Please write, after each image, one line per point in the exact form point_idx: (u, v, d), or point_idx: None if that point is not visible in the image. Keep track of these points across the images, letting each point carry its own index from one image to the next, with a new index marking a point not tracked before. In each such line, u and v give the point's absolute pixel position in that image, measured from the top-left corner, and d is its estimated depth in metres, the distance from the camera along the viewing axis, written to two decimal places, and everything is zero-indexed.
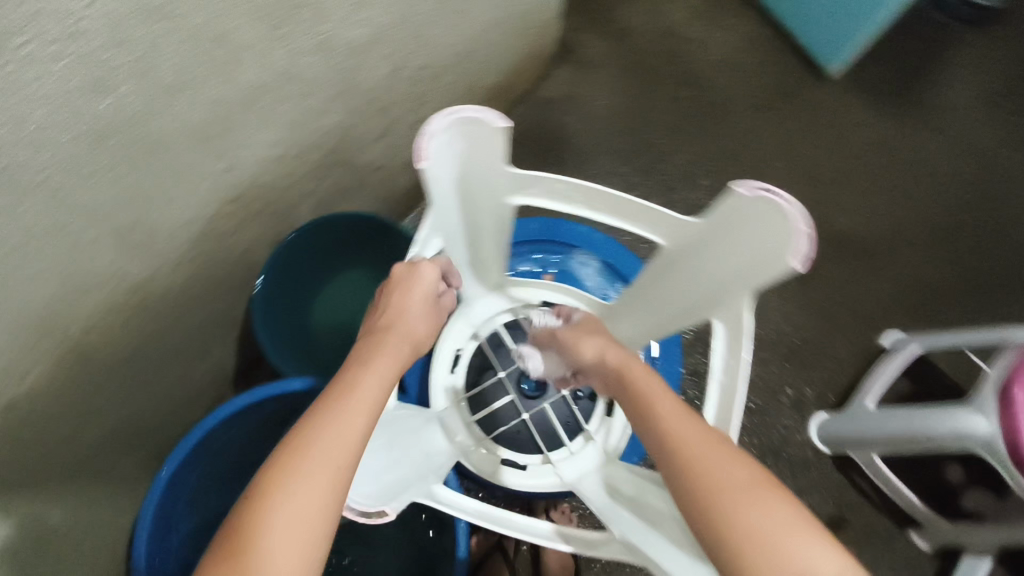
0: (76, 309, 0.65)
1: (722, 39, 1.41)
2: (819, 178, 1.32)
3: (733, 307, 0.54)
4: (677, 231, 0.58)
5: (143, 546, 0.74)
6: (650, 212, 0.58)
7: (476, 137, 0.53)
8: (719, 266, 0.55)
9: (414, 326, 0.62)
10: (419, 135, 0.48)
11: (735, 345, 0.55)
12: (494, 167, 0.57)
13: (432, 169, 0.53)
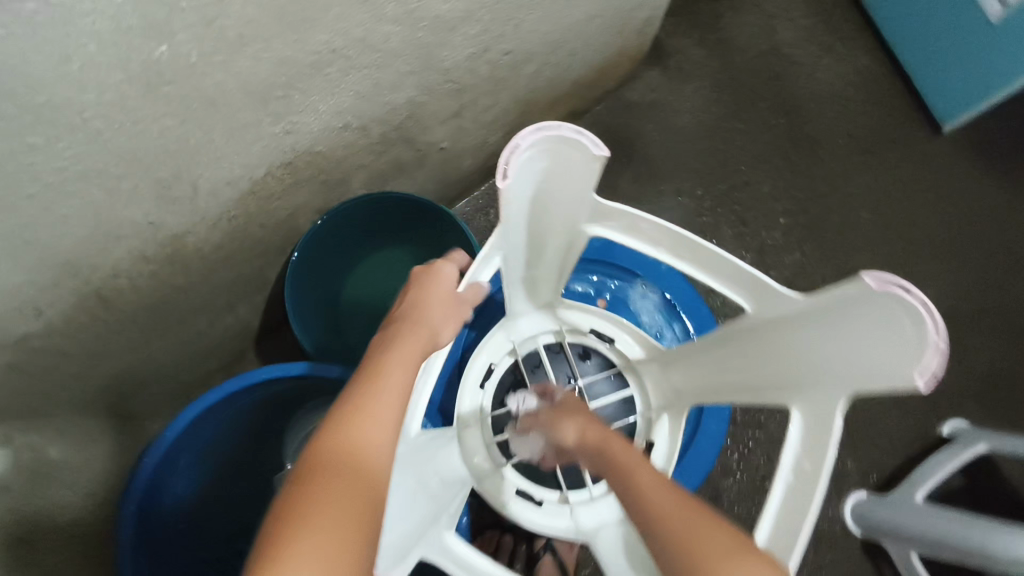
0: (102, 255, 0.61)
1: (830, 70, 1.30)
2: (908, 238, 1.21)
3: (821, 403, 0.49)
4: (763, 300, 0.53)
5: (133, 508, 0.70)
6: (736, 273, 0.53)
7: (564, 159, 0.49)
8: (810, 352, 0.49)
9: (445, 313, 0.55)
10: (507, 148, 0.44)
11: (816, 447, 0.47)
12: (575, 193, 0.53)
13: (512, 188, 0.48)
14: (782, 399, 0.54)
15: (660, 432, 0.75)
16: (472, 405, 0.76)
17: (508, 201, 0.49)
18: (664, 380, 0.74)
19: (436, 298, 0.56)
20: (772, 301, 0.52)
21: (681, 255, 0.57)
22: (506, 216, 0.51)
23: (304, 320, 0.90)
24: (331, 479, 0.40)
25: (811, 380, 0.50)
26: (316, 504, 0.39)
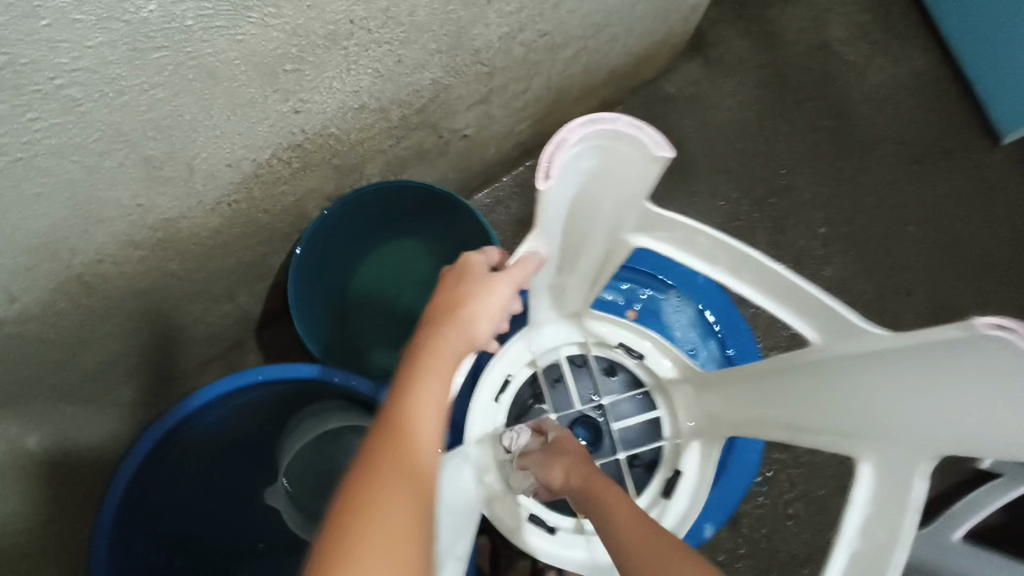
0: (82, 237, 0.54)
1: (883, 71, 1.21)
2: (956, 256, 1.12)
3: (900, 465, 0.42)
4: (836, 333, 0.46)
5: (110, 513, 0.65)
6: (809, 300, 0.47)
7: (618, 157, 0.44)
8: (890, 402, 0.42)
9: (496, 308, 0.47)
10: (552, 143, 0.39)
11: (891, 514, 0.41)
12: (627, 195, 0.47)
13: (553, 188, 0.43)
14: (844, 450, 0.47)
15: (690, 461, 0.68)
16: (485, 420, 0.71)
17: (547, 201, 0.44)
18: (698, 404, 0.68)
19: (469, 293, 0.46)
20: (847, 335, 0.45)
21: (741, 275, 0.51)
22: (543, 217, 0.46)
23: (308, 315, 0.84)
24: (357, 535, 0.34)
25: (888, 433, 0.43)
26: (343, 566, 0.33)
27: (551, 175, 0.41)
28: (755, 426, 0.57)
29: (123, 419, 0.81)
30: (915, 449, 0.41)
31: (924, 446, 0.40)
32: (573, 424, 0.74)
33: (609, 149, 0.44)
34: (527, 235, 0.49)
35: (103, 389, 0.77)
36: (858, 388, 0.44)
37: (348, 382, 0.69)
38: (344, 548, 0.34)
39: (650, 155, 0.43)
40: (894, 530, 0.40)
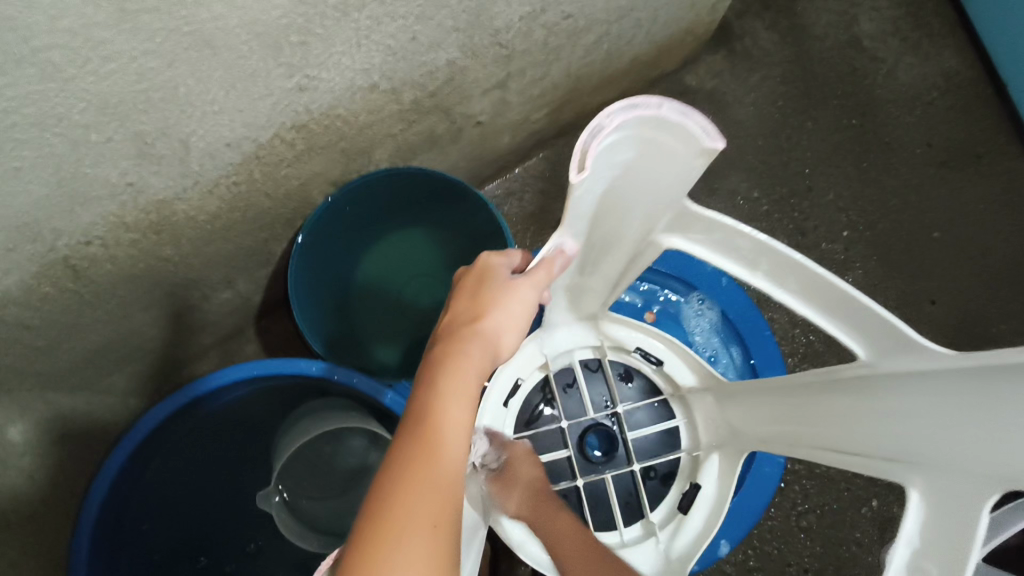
0: (67, 217, 0.50)
1: (913, 69, 1.14)
2: (985, 265, 1.05)
3: (955, 493, 0.38)
4: (887, 347, 0.43)
5: (92, 509, 0.62)
6: (858, 310, 0.44)
7: (658, 149, 0.41)
8: (945, 422, 0.38)
9: (514, 310, 0.46)
10: (590, 131, 0.37)
11: (947, 550, 0.37)
12: (665, 192, 0.44)
13: (589, 180, 0.41)
14: (889, 473, 0.43)
15: (709, 472, 0.66)
16: (494, 425, 0.70)
17: (581, 194, 0.42)
18: (720, 415, 0.64)
19: (496, 295, 0.46)
20: (897, 349, 0.42)
21: (783, 281, 0.47)
22: (575, 211, 0.44)
23: (308, 305, 0.80)
24: (388, 534, 0.34)
25: (934, 458, 0.39)
26: None
27: (586, 167, 0.39)
28: (783, 443, 0.53)
29: (113, 410, 0.77)
30: (968, 476, 0.37)
31: (971, 470, 0.37)
32: (586, 432, 0.74)
33: (650, 140, 0.41)
34: (558, 229, 0.46)
35: (92, 377, 0.73)
36: (899, 409, 0.41)
37: (349, 380, 0.65)
38: (375, 548, 0.34)
39: (698, 146, 0.39)
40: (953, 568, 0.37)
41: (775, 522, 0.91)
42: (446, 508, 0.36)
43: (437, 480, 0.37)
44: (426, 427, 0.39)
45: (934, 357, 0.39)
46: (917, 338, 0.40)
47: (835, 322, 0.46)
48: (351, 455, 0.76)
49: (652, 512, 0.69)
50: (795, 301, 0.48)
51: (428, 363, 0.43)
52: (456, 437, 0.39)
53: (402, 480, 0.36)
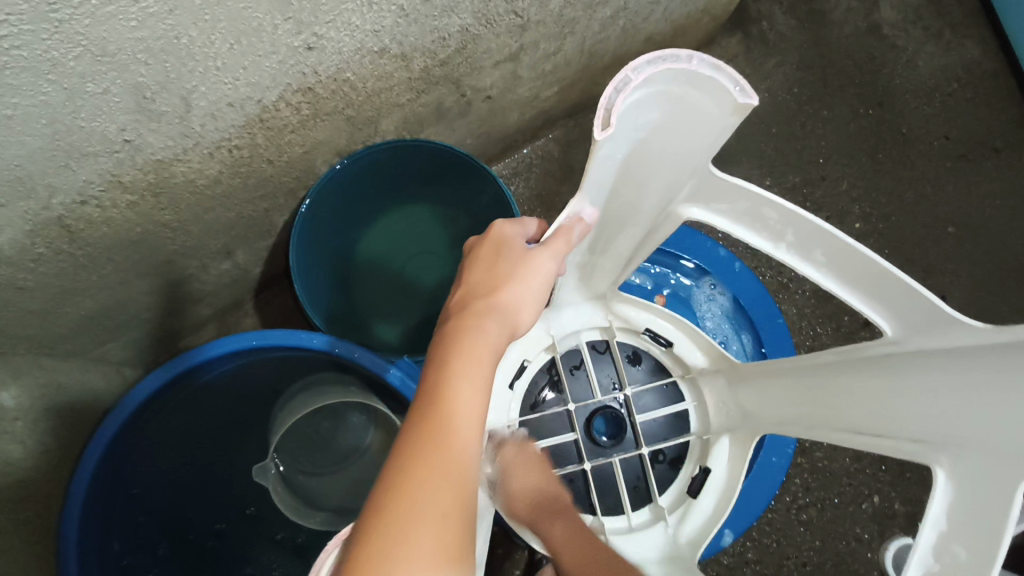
0: (61, 172, 0.48)
1: (933, 60, 1.11)
2: (997, 261, 1.03)
3: (984, 471, 0.38)
4: (918, 323, 0.44)
5: (83, 479, 0.60)
6: (890, 285, 0.45)
7: (685, 108, 0.40)
8: (977, 398, 0.40)
9: (528, 283, 0.45)
10: (617, 83, 0.36)
11: (974, 530, 0.37)
12: (690, 156, 0.43)
13: (613, 140, 0.40)
14: (915, 455, 0.44)
15: (719, 456, 0.65)
16: (500, 408, 0.68)
17: (604, 155, 0.41)
18: (731, 399, 0.64)
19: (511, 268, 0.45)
20: (928, 325, 0.43)
21: (809, 255, 0.48)
22: (597, 175, 0.43)
23: (309, 278, 0.78)
24: (395, 524, 0.33)
25: (971, 437, 0.40)
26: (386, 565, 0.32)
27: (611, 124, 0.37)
28: (800, 424, 0.54)
29: (107, 380, 0.76)
30: (1000, 458, 0.37)
31: (1008, 451, 0.37)
32: (593, 415, 0.73)
33: (678, 99, 0.40)
34: (577, 195, 0.45)
35: (87, 345, 0.71)
36: (932, 387, 0.42)
37: (350, 354, 0.64)
38: (383, 537, 0.32)
39: (730, 103, 0.38)
40: (979, 549, 0.37)
41: (775, 515, 0.90)
42: (457, 495, 0.34)
43: (447, 467, 0.35)
44: (439, 407, 0.37)
45: (968, 332, 0.40)
46: (950, 313, 0.41)
47: (861, 296, 0.48)
48: (351, 435, 0.77)
49: (660, 497, 0.69)
50: (820, 276, 0.49)
51: (439, 344, 0.41)
52: (468, 421, 0.37)
53: (410, 468, 0.35)
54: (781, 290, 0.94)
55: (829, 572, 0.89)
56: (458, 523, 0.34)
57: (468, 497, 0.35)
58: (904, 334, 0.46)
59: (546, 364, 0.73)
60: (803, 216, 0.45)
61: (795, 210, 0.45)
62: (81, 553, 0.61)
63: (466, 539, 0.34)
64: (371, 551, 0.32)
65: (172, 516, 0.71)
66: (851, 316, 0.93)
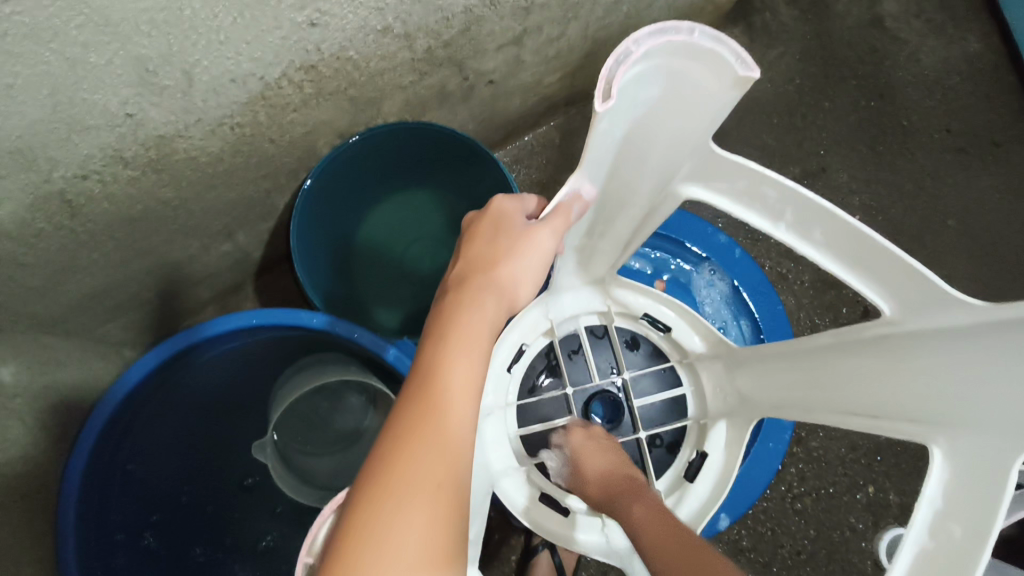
0: (62, 145, 0.48)
1: (936, 52, 1.11)
2: (995, 254, 1.03)
3: (983, 448, 0.39)
4: (914, 301, 0.44)
5: (82, 455, 0.60)
6: (889, 265, 0.45)
7: (685, 82, 0.40)
8: (977, 377, 0.40)
9: (525, 258, 0.45)
10: (619, 53, 0.36)
11: (970, 506, 0.38)
12: (690, 131, 0.43)
13: (613, 114, 0.40)
14: (913, 434, 0.44)
15: (716, 441, 0.66)
16: (498, 391, 0.69)
17: (605, 129, 0.41)
18: (729, 383, 0.64)
19: (509, 245, 0.45)
20: (925, 304, 0.43)
21: (809, 235, 0.48)
22: (598, 150, 0.43)
23: (310, 261, 0.78)
24: (389, 494, 0.33)
25: (969, 415, 0.40)
26: (383, 528, 0.32)
27: (612, 95, 0.37)
28: (798, 408, 0.54)
29: (106, 360, 0.76)
30: (998, 435, 0.38)
31: (1007, 429, 0.37)
32: (591, 399, 0.73)
33: (678, 73, 0.40)
34: (577, 171, 0.45)
35: (86, 324, 0.71)
36: (932, 368, 0.43)
37: (350, 334, 0.64)
38: (377, 506, 0.33)
39: (732, 76, 0.38)
40: (975, 524, 0.37)
41: (770, 503, 0.90)
42: (451, 467, 0.35)
43: (442, 439, 0.35)
44: (435, 378, 0.37)
45: (964, 309, 0.40)
46: (949, 292, 0.41)
47: (859, 276, 0.47)
48: (349, 413, 0.78)
49: (657, 481, 0.70)
50: (819, 256, 0.49)
51: (435, 321, 0.41)
52: (463, 395, 0.37)
53: (404, 440, 0.35)
54: (780, 280, 0.94)
55: (823, 561, 0.90)
56: (451, 495, 0.34)
57: (463, 469, 0.35)
58: (902, 313, 0.45)
59: (544, 349, 0.73)
60: (803, 194, 0.45)
61: (795, 188, 0.45)
62: (77, 526, 0.61)
63: (459, 511, 0.34)
64: (364, 520, 0.33)
65: (171, 496, 0.71)
66: (848, 307, 0.93)
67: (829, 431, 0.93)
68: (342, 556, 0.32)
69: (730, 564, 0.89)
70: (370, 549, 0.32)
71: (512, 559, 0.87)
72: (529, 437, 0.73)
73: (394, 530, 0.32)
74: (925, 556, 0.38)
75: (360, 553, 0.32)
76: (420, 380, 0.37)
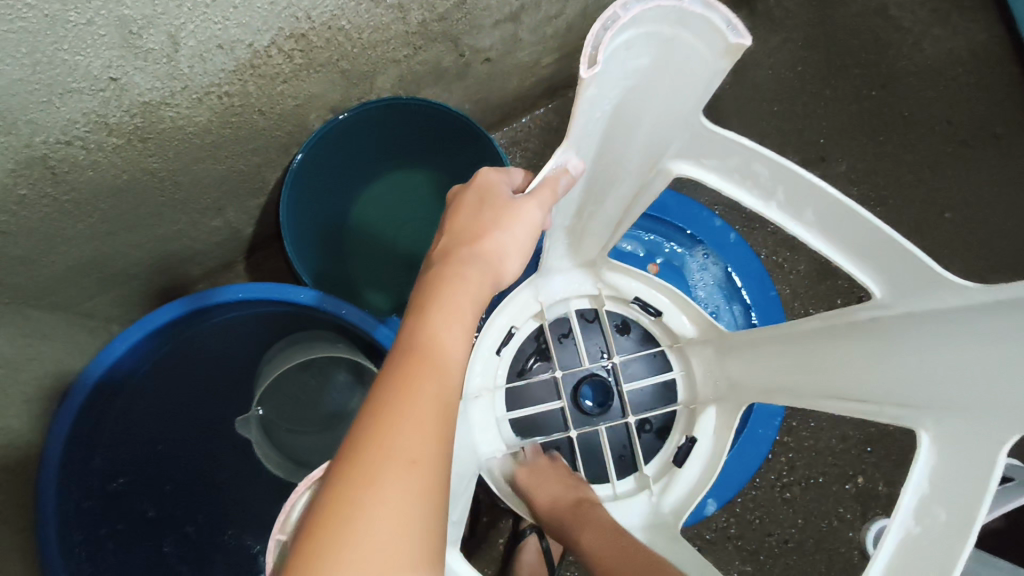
0: (43, 107, 0.47)
1: (940, 43, 1.09)
2: (991, 246, 1.03)
3: (968, 437, 0.38)
4: (902, 283, 0.44)
5: (66, 425, 0.60)
6: (882, 247, 0.44)
7: (673, 50, 0.39)
8: (963, 362, 0.39)
9: (511, 234, 0.45)
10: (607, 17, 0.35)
11: (957, 492, 0.37)
12: (679, 101, 0.42)
13: (600, 81, 0.38)
14: (900, 418, 0.44)
15: (705, 427, 0.66)
16: (485, 374, 0.68)
17: (592, 99, 0.40)
18: (718, 368, 0.64)
19: (494, 220, 0.45)
20: (916, 286, 0.43)
21: (799, 214, 0.48)
22: (585, 122, 0.42)
23: (300, 238, 0.77)
24: (364, 466, 0.32)
25: (956, 402, 0.40)
26: (355, 504, 0.31)
27: (598, 60, 0.36)
28: (787, 392, 0.54)
29: (94, 335, 0.74)
30: (988, 422, 0.37)
31: (998, 416, 0.37)
32: (580, 383, 0.73)
33: (667, 40, 0.39)
34: (562, 144, 0.43)
35: (74, 298, 0.70)
36: (918, 351, 0.43)
37: (337, 311, 0.63)
38: (351, 479, 0.32)
39: (723, 44, 0.37)
40: (962, 508, 0.36)
41: (758, 491, 0.90)
42: (427, 441, 0.34)
43: (418, 411, 0.34)
44: (415, 353, 0.37)
45: (956, 291, 0.39)
46: (940, 274, 0.40)
47: (849, 258, 0.47)
48: (336, 392, 0.76)
49: (644, 466, 0.69)
50: (808, 235, 0.48)
51: (418, 298, 0.41)
52: (443, 370, 0.37)
53: (381, 412, 0.34)
54: (776, 269, 0.93)
55: (810, 550, 0.90)
56: (428, 468, 0.33)
57: (442, 445, 0.34)
58: (892, 296, 0.45)
59: (534, 332, 0.73)
60: (794, 171, 0.44)
61: (788, 165, 0.44)
62: (59, 497, 0.61)
63: (437, 486, 0.33)
64: (339, 491, 0.32)
65: (154, 475, 0.71)
66: (843, 297, 0.92)
67: (820, 422, 0.93)
68: (315, 529, 0.31)
69: (718, 551, 0.89)
70: (344, 521, 0.31)
71: (500, 543, 0.87)
72: (518, 421, 0.72)
73: (368, 505, 0.31)
74: (910, 540, 0.38)
75: (333, 525, 0.31)
76: (400, 356, 0.37)
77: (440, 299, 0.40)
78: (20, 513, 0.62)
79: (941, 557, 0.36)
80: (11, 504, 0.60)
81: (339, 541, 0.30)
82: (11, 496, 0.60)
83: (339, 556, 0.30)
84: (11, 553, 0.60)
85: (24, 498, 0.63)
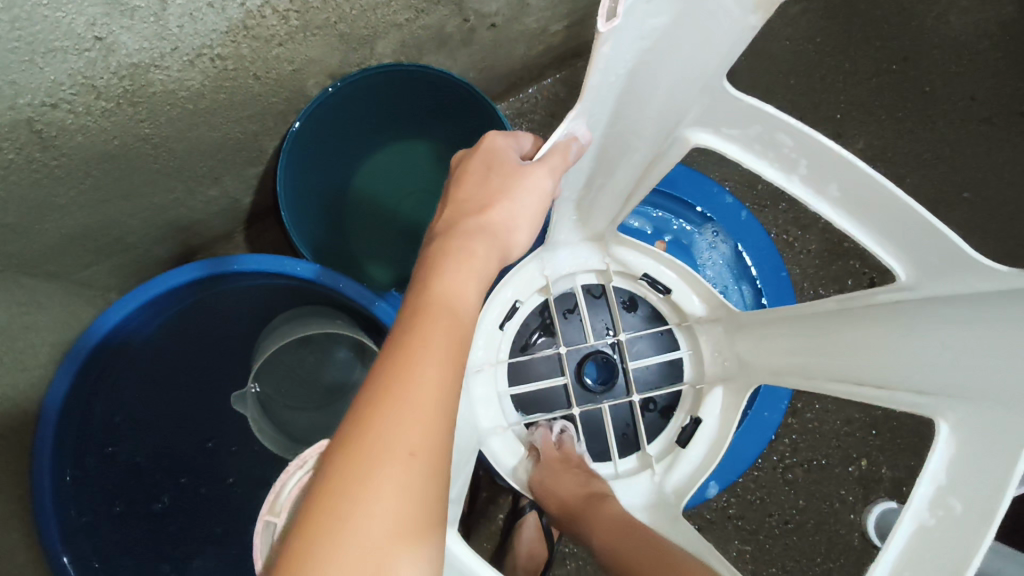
0: (23, 65, 0.44)
1: (966, 15, 1.05)
2: (1010, 228, 0.99)
3: (992, 427, 0.36)
4: (930, 266, 0.42)
5: (60, 393, 0.59)
6: (909, 227, 0.42)
7: (698, 6, 0.37)
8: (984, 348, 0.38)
9: (516, 205, 0.43)
10: None
11: (977, 485, 0.35)
12: (702, 61, 0.40)
13: (618, 38, 0.36)
14: (918, 406, 0.43)
15: (711, 407, 0.64)
16: (487, 349, 0.67)
17: (609, 57, 0.37)
18: (728, 347, 0.62)
19: (503, 190, 0.44)
20: (944, 267, 0.41)
21: (824, 192, 0.46)
22: (600, 84, 0.40)
23: (299, 210, 0.75)
24: (361, 456, 0.31)
25: (980, 387, 0.38)
26: (350, 497, 0.30)
27: (617, 14, 0.33)
28: (796, 373, 0.53)
29: (92, 304, 0.73)
30: (1009, 408, 0.35)
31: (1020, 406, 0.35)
32: (584, 359, 0.73)
33: None
34: (577, 106, 0.41)
35: (70, 267, 0.69)
36: (943, 335, 0.41)
37: (334, 284, 0.61)
38: (347, 469, 0.30)
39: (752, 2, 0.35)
40: (979, 501, 0.35)
41: (761, 473, 0.89)
42: (429, 431, 0.32)
43: (420, 399, 0.32)
44: (417, 333, 0.35)
45: (994, 275, 0.37)
46: (974, 257, 0.38)
47: (873, 237, 0.45)
48: (337, 368, 0.75)
49: (648, 446, 0.68)
50: (834, 215, 0.46)
51: (423, 269, 0.40)
52: (447, 349, 0.35)
53: (381, 397, 0.32)
54: (785, 249, 0.91)
55: (810, 531, 0.89)
56: (429, 461, 0.32)
57: (443, 437, 0.33)
58: (920, 279, 0.43)
59: (539, 307, 0.71)
60: (821, 144, 0.42)
61: (814, 136, 0.42)
62: (54, 468, 0.60)
63: (436, 480, 0.32)
64: (332, 483, 0.30)
65: (152, 443, 0.70)
66: (854, 279, 0.90)
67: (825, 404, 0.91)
68: (306, 523, 0.30)
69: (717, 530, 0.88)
70: (338, 513, 0.30)
71: (501, 517, 0.87)
72: (520, 397, 0.71)
73: (364, 501, 0.30)
74: (923, 533, 0.37)
75: (325, 517, 0.29)
76: (402, 335, 0.35)
77: (445, 274, 0.39)
78: (17, 483, 0.61)
79: (957, 552, 0.34)
80: (5, 473, 0.60)
81: (330, 542, 0.29)
82: (6, 466, 0.60)
83: (331, 554, 0.29)
84: (9, 522, 0.59)
85: (20, 467, 0.62)
